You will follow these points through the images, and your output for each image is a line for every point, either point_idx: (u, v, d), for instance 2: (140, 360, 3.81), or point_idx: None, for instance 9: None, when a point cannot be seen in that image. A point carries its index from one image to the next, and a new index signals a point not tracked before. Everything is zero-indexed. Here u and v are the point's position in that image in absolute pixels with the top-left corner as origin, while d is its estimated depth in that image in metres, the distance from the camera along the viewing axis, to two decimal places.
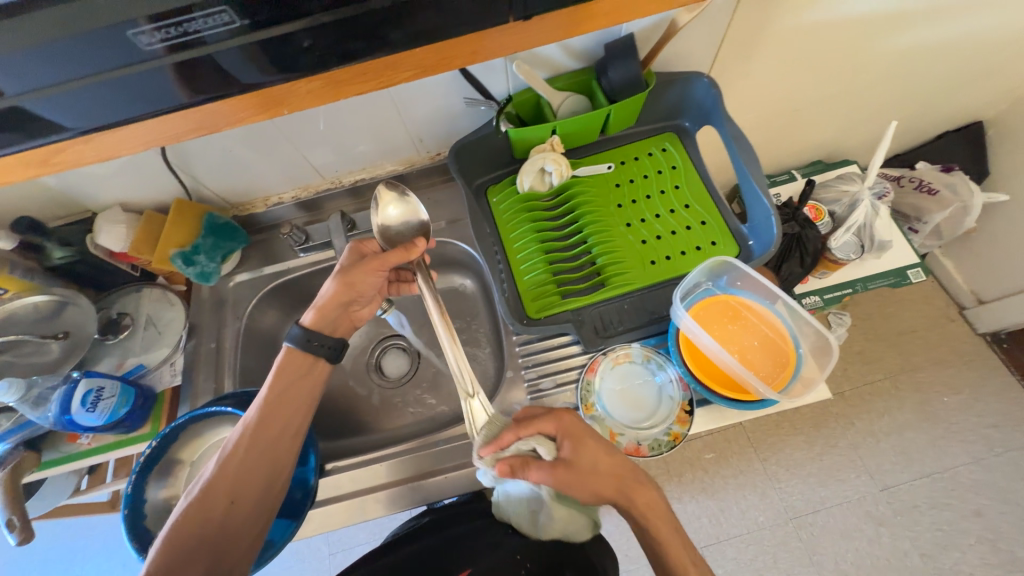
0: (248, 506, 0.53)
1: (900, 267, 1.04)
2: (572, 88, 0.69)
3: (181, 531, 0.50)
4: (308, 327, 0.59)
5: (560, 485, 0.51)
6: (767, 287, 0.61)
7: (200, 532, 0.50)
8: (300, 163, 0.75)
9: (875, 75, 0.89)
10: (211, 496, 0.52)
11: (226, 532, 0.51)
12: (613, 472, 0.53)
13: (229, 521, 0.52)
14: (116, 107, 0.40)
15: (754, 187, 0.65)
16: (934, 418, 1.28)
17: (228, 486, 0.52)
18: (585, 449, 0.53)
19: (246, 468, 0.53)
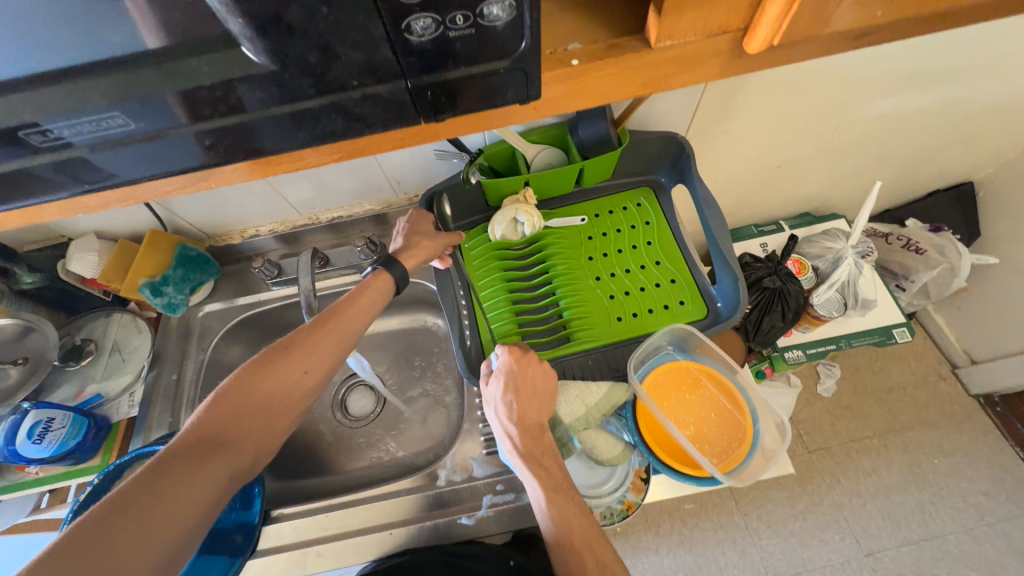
0: (292, 400, 0.54)
1: (884, 326, 1.03)
2: (546, 141, 0.70)
3: (228, 406, 0.50)
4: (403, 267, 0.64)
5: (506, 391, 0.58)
6: (727, 363, 0.64)
7: (266, 395, 0.52)
8: (276, 199, 0.75)
9: (854, 138, 0.90)
10: (263, 384, 0.52)
11: (272, 412, 0.53)
12: (535, 410, 0.58)
13: (273, 412, 0.53)
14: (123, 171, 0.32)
15: (720, 247, 0.66)
16: (923, 481, 1.24)
17: (280, 378, 0.53)
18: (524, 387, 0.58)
19: (304, 365, 0.54)
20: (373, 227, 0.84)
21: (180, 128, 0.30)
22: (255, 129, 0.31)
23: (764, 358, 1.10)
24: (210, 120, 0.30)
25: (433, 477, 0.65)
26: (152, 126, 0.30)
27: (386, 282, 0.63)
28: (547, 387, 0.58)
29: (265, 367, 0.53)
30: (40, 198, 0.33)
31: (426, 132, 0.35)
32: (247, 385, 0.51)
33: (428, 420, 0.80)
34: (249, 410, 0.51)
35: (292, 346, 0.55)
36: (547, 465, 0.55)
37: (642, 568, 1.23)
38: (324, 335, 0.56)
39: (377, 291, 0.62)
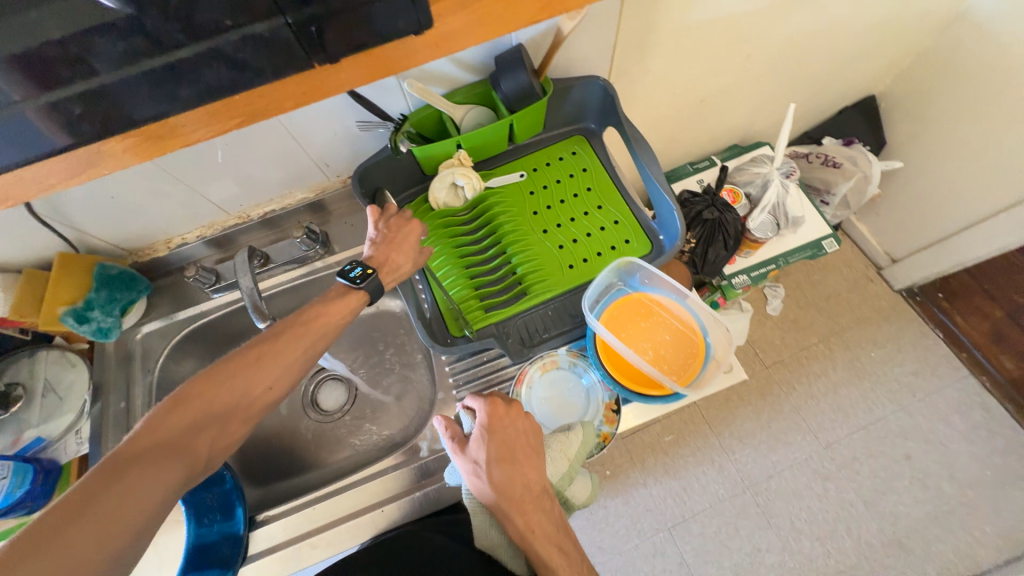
0: (258, 406, 0.50)
1: (814, 239, 1.11)
2: (473, 101, 0.69)
3: (188, 414, 0.46)
4: (381, 279, 0.61)
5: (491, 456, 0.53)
6: (670, 288, 0.68)
7: (227, 400, 0.48)
8: (198, 201, 0.70)
9: (764, 66, 0.94)
10: (228, 389, 0.49)
11: (236, 419, 0.49)
12: (524, 477, 0.53)
13: (232, 422, 0.49)
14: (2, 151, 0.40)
15: (655, 184, 0.68)
16: (864, 373, 1.38)
17: (246, 386, 0.50)
18: (507, 440, 0.54)
19: (272, 373, 0.51)
20: (311, 216, 0.81)
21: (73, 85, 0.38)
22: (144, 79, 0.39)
23: (716, 289, 1.16)
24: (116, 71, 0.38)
25: (415, 449, 0.66)
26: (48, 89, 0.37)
27: (358, 299, 0.59)
28: (528, 434, 0.56)
29: (227, 374, 0.49)
30: None
31: (310, 79, 0.43)
32: (209, 391, 0.48)
33: (404, 400, 0.80)
34: (210, 417, 0.47)
35: (260, 353, 0.52)
36: (562, 545, 0.50)
37: (634, 502, 1.31)
38: (289, 341, 0.53)
39: (346, 309, 0.59)
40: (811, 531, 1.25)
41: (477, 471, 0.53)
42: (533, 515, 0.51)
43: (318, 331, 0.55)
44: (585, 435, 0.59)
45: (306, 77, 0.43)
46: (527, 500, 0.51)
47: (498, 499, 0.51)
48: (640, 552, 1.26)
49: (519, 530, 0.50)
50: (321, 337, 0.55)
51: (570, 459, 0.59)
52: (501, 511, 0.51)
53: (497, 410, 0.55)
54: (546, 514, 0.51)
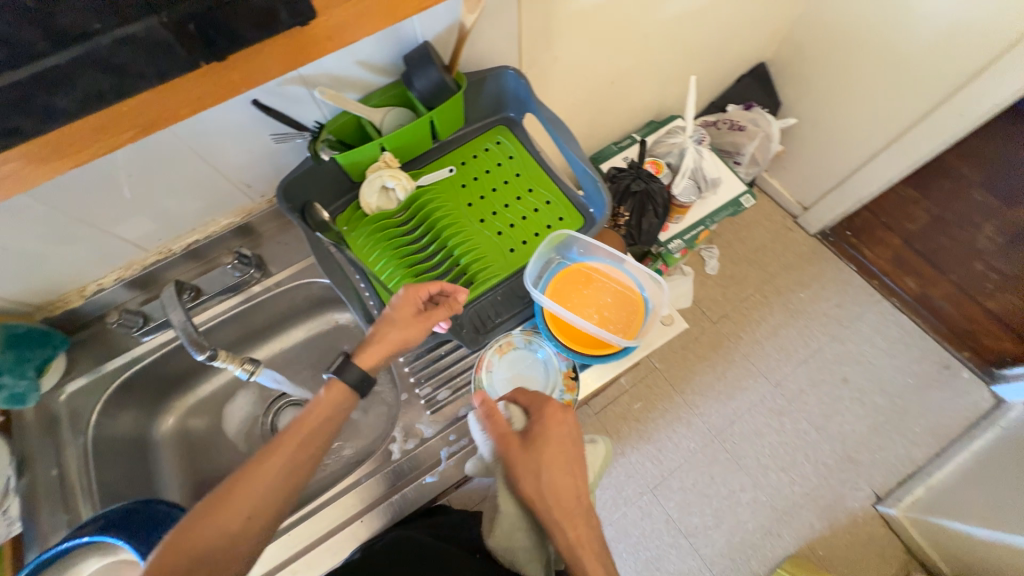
0: (253, 530, 0.48)
1: (733, 198, 1.21)
2: (390, 103, 0.69)
3: (169, 564, 0.44)
4: (361, 364, 0.57)
5: (540, 457, 0.54)
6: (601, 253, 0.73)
7: (207, 540, 0.46)
8: (109, 241, 0.66)
9: (662, 43, 1.02)
10: (208, 529, 0.46)
11: (222, 559, 0.46)
12: (570, 488, 0.53)
13: (221, 565, 0.45)
14: None
15: (577, 161, 0.71)
16: (798, 312, 1.52)
17: (228, 520, 0.47)
18: (554, 448, 0.55)
19: (256, 500, 0.48)
20: (241, 241, 0.78)
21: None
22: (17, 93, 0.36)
23: (658, 258, 1.23)
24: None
25: (387, 454, 0.66)
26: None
27: (341, 391, 0.56)
28: (574, 450, 0.56)
29: (210, 510, 0.47)
30: None
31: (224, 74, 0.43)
32: (190, 533, 0.46)
33: (369, 411, 0.79)
34: (192, 565, 0.44)
35: (244, 481, 0.49)
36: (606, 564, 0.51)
37: (616, 472, 1.35)
38: (277, 454, 0.51)
39: (332, 404, 0.56)
40: (776, 464, 1.35)
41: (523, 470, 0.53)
42: (579, 527, 0.52)
43: (311, 433, 0.53)
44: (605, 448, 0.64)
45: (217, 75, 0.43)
46: (571, 514, 0.52)
47: (540, 495, 0.52)
48: (629, 518, 1.31)
49: (560, 537, 0.51)
50: (310, 440, 0.53)
51: None
52: (544, 516, 0.52)
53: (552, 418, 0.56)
54: (588, 531, 0.52)
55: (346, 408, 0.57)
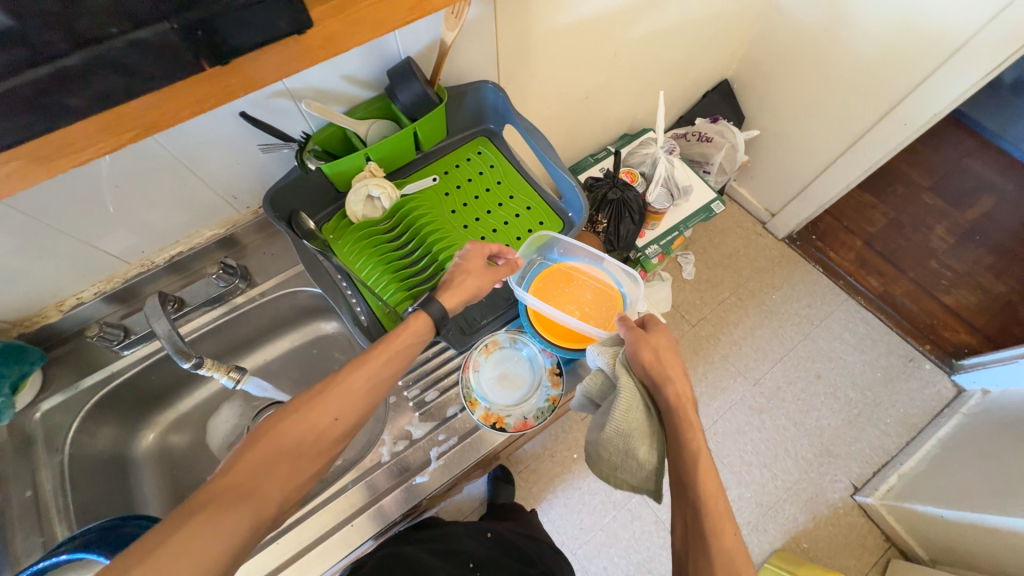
0: (326, 446, 0.48)
1: (704, 204, 1.27)
2: (373, 115, 0.72)
3: (254, 454, 0.45)
4: (441, 304, 0.59)
5: (655, 343, 0.61)
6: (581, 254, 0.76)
7: (289, 438, 0.47)
8: (90, 254, 0.65)
9: (631, 61, 1.08)
10: (292, 428, 0.47)
11: (301, 460, 0.46)
12: (686, 380, 0.59)
13: (302, 461, 0.47)
14: None
15: (555, 167, 0.74)
16: (772, 313, 1.58)
17: (311, 422, 0.48)
18: (667, 345, 0.61)
19: (335, 408, 0.49)
20: (226, 253, 0.78)
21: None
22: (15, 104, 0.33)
23: (636, 264, 1.26)
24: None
25: (376, 457, 0.67)
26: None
27: (423, 322, 0.57)
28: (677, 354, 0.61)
29: (295, 410, 0.49)
30: None
31: (221, 75, 0.42)
32: (278, 427, 0.47)
33: None
34: (277, 457, 0.46)
35: (325, 388, 0.50)
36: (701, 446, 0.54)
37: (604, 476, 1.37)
38: (355, 374, 0.52)
39: (414, 332, 0.56)
40: (759, 460, 1.39)
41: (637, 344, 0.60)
42: (690, 411, 0.57)
43: (387, 357, 0.54)
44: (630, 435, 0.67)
45: (216, 79, 0.42)
46: (687, 399, 0.57)
47: (662, 371, 0.57)
48: (620, 521, 1.32)
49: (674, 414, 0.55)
50: (387, 365, 0.53)
51: None
52: (666, 390, 0.56)
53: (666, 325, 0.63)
54: (694, 421, 0.56)
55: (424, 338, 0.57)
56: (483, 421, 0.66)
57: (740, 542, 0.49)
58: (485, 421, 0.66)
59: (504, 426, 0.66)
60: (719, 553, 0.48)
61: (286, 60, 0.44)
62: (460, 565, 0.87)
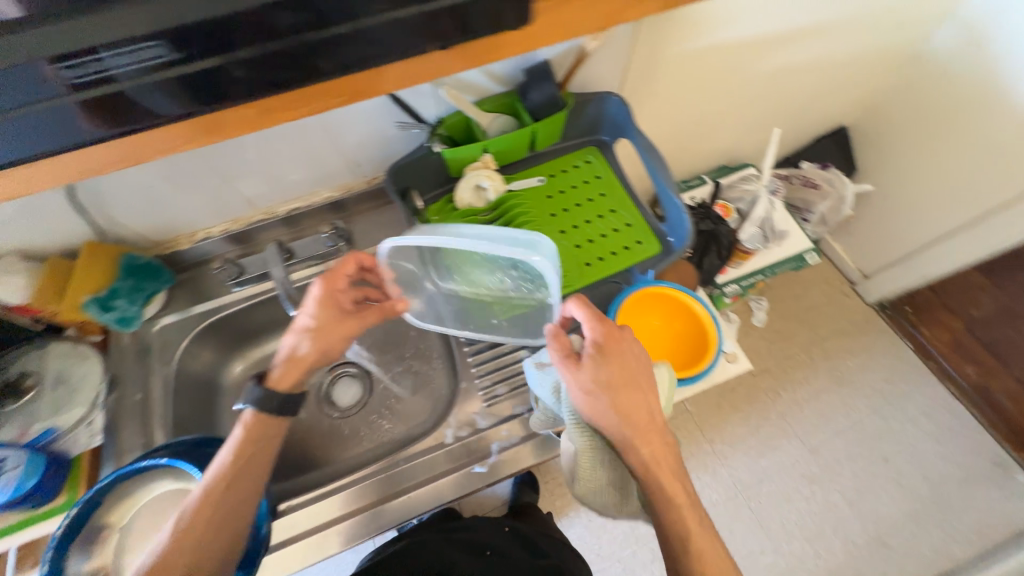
0: (228, 540, 0.54)
1: (797, 252, 1.18)
2: (499, 110, 0.74)
3: (174, 552, 0.52)
4: (267, 389, 0.59)
5: (609, 377, 0.54)
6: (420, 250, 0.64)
7: (198, 531, 0.53)
8: (228, 194, 0.72)
9: (752, 93, 1.04)
10: (203, 521, 0.54)
11: (212, 548, 0.53)
12: (642, 397, 0.55)
13: (215, 552, 0.53)
14: (16, 144, 0.41)
15: (664, 188, 0.72)
16: (845, 381, 1.46)
17: (214, 517, 0.54)
18: (623, 368, 0.55)
19: (232, 501, 0.55)
20: (335, 215, 0.83)
21: (107, 87, 0.40)
22: (208, 82, 0.42)
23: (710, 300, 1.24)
24: (164, 92, 0.42)
25: (440, 437, 0.69)
26: (82, 91, 0.40)
27: (258, 419, 0.59)
28: (637, 365, 0.56)
29: (197, 508, 0.54)
30: None
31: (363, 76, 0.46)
32: (186, 526, 0.53)
33: (419, 393, 0.80)
34: (195, 549, 0.53)
35: (221, 481, 0.55)
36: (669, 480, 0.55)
37: None
38: (215, 484, 0.55)
39: (256, 434, 0.58)
40: (801, 533, 1.29)
41: (589, 394, 0.54)
42: (653, 435, 0.55)
43: (248, 454, 0.57)
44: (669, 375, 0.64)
45: (355, 80, 0.46)
46: (648, 423, 0.55)
47: (625, 429, 0.54)
48: (639, 558, 1.28)
49: (639, 454, 0.54)
50: (248, 465, 0.57)
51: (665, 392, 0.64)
52: (624, 436, 0.54)
53: (615, 340, 0.55)
54: (665, 442, 0.56)
55: (270, 438, 0.59)
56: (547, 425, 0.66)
57: (709, 531, 0.56)
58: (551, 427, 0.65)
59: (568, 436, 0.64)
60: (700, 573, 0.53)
61: (421, 74, 0.48)
62: (475, 552, 0.83)
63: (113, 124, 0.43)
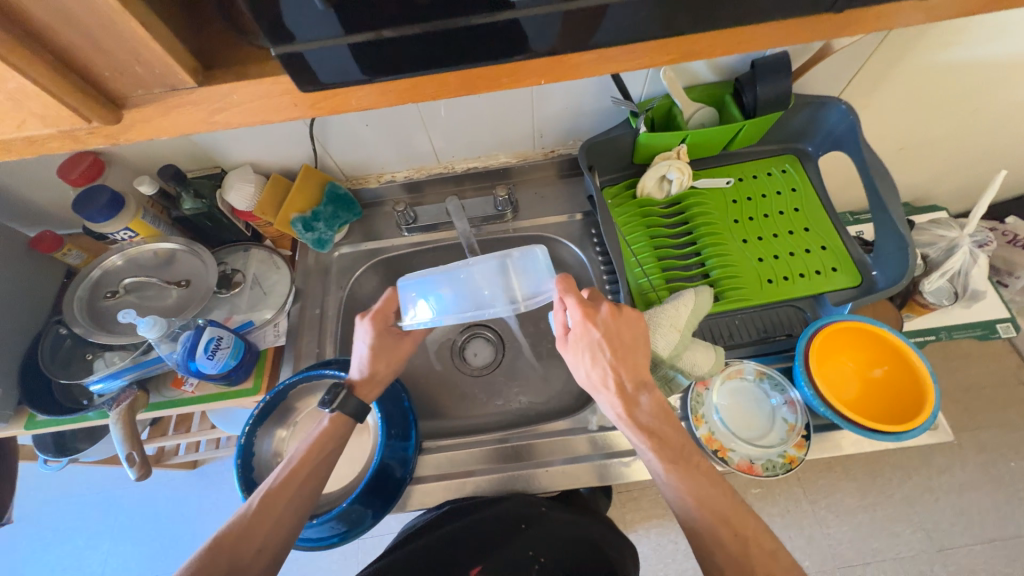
0: (310, 495, 0.55)
1: (988, 320, 1.02)
2: (704, 101, 0.69)
3: (246, 528, 0.50)
4: (355, 398, 0.60)
5: (595, 345, 0.51)
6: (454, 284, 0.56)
7: (277, 516, 0.52)
8: (422, 143, 0.76)
9: (1000, 123, 0.84)
10: (281, 503, 0.52)
11: (277, 534, 0.51)
12: (635, 368, 0.52)
13: (279, 540, 0.51)
14: (331, 64, 0.30)
15: (885, 213, 0.63)
16: (1000, 482, 1.11)
17: (284, 503, 0.53)
18: (612, 338, 0.52)
19: (306, 491, 0.54)
20: (503, 181, 0.85)
21: (305, 42, 0.28)
22: (454, 41, 0.30)
23: None
24: (332, 19, 0.28)
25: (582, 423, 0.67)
26: (284, 43, 0.28)
27: (339, 421, 0.59)
28: (628, 335, 0.52)
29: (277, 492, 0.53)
30: (355, 79, 0.31)
31: (669, 48, 0.33)
32: (264, 506, 0.52)
33: (550, 372, 0.80)
34: (261, 529, 0.50)
35: (300, 469, 0.55)
36: (671, 448, 0.50)
37: None
38: (311, 449, 0.56)
39: (334, 432, 0.58)
40: None
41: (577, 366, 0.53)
42: (646, 405, 0.51)
43: (322, 442, 0.57)
44: (694, 302, 0.58)
45: (617, 52, 0.33)
46: (639, 394, 0.51)
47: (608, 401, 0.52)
48: None
49: (630, 426, 0.51)
50: (330, 441, 0.57)
51: (679, 329, 0.58)
52: (614, 408, 0.52)
53: (594, 317, 0.51)
54: (657, 420, 0.51)
55: (344, 437, 0.59)
56: (703, 443, 0.60)
57: (732, 505, 0.48)
58: (706, 445, 0.60)
59: (725, 457, 0.60)
60: (721, 550, 0.46)
61: (727, 48, 0.34)
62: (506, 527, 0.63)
63: (321, 78, 0.31)
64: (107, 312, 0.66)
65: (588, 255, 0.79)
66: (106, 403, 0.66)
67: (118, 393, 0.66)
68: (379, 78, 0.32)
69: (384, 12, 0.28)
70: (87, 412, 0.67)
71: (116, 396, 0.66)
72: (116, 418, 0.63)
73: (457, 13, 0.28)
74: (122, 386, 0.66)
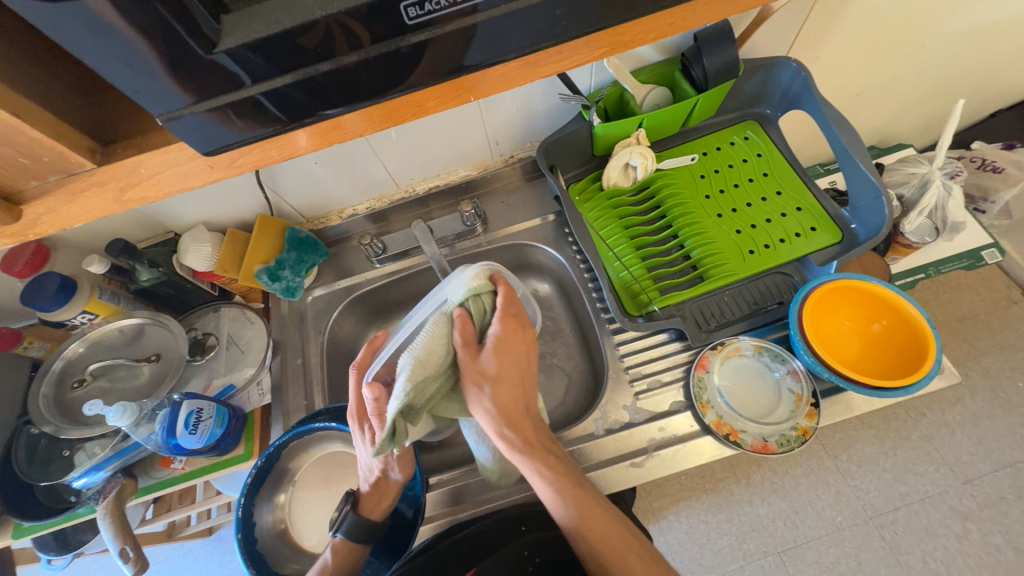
0: None
1: (972, 248, 1.01)
2: (654, 81, 0.68)
3: None
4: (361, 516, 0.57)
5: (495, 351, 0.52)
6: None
7: None
8: (377, 171, 0.74)
9: (946, 56, 0.85)
10: None
11: None
12: (514, 397, 0.53)
13: None
14: (263, 112, 0.30)
15: (854, 164, 0.61)
16: (1012, 405, 1.11)
17: None
18: (508, 357, 0.53)
19: None
20: (468, 195, 0.83)
21: (229, 92, 0.29)
22: (375, 72, 0.30)
23: None
24: (235, 72, 0.28)
25: (589, 428, 0.63)
26: (205, 97, 0.28)
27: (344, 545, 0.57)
28: (522, 365, 0.53)
29: None
30: (287, 123, 0.32)
31: (600, 42, 0.34)
32: None
33: (549, 379, 0.77)
34: None
35: None
36: (547, 468, 0.50)
37: (736, 522, 1.08)
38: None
39: (339, 558, 0.56)
40: None
41: (472, 377, 0.51)
42: (527, 434, 0.52)
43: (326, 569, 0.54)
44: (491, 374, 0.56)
45: (545, 55, 0.34)
46: (524, 419, 0.53)
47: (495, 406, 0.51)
48: None
49: (520, 455, 0.50)
50: (337, 565, 0.55)
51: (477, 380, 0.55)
52: (512, 434, 0.51)
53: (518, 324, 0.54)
54: (544, 448, 0.52)
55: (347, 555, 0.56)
56: (713, 429, 0.59)
57: (613, 523, 0.49)
58: (717, 431, 0.58)
59: (737, 441, 0.58)
60: None
61: (659, 30, 0.35)
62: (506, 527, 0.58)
63: (254, 126, 0.31)
64: (76, 404, 0.63)
65: (566, 255, 0.77)
66: (93, 496, 0.63)
67: (104, 485, 0.63)
68: (315, 114, 0.32)
69: (324, 48, 0.28)
70: (76, 508, 0.64)
71: (101, 489, 0.63)
72: (101, 512, 0.59)
73: (385, 40, 0.29)
74: (107, 476, 0.63)
